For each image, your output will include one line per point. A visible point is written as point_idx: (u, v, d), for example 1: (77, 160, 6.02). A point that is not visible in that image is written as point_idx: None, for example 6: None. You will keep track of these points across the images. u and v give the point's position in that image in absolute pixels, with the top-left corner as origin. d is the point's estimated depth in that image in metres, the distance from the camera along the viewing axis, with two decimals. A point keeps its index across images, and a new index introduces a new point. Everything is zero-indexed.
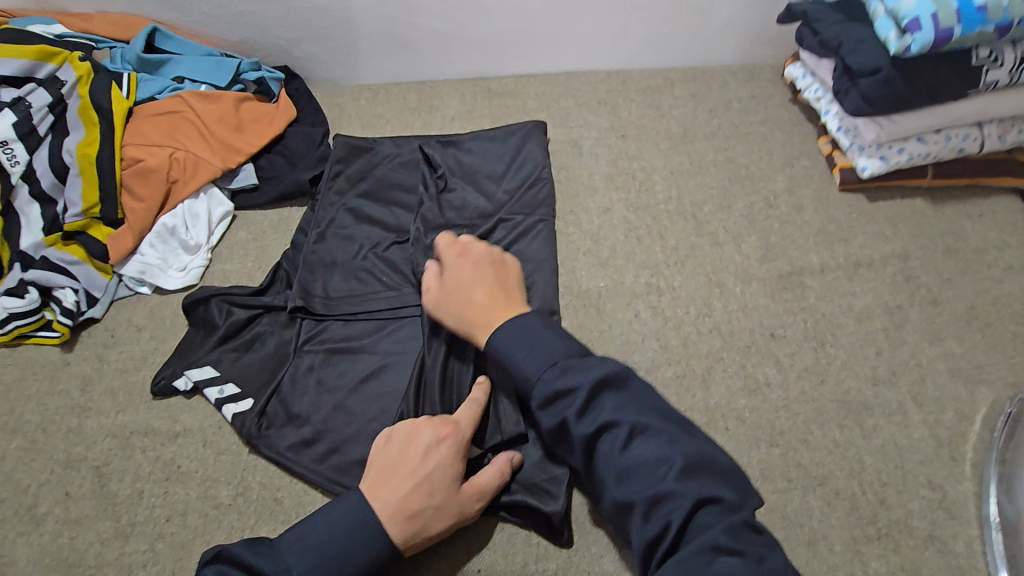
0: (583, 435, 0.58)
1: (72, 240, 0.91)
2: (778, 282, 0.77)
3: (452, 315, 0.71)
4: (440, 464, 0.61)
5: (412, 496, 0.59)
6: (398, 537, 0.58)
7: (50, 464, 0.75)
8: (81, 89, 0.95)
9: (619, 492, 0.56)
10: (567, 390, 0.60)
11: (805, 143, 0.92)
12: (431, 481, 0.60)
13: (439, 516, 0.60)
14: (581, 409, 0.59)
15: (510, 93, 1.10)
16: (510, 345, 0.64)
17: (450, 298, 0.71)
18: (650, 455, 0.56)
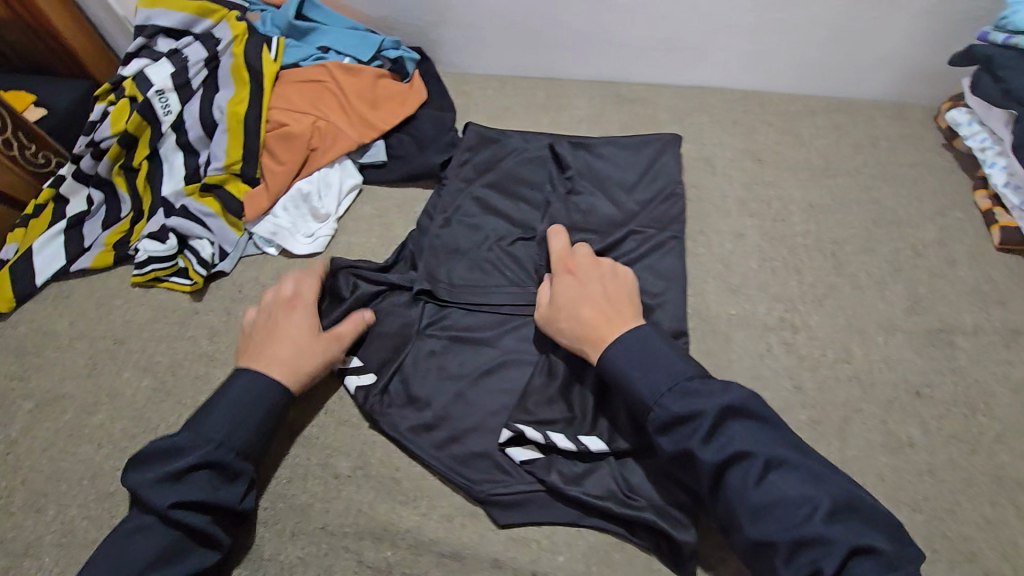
0: (712, 463, 0.55)
1: (209, 193, 0.93)
2: (926, 338, 0.73)
3: (563, 333, 0.70)
4: (298, 324, 0.72)
5: (286, 347, 0.69)
6: (282, 372, 0.67)
7: (179, 408, 0.78)
8: (234, 47, 0.99)
9: (754, 528, 0.53)
10: (692, 414, 0.57)
11: (959, 193, 0.88)
12: (296, 335, 0.71)
13: (320, 361, 0.71)
14: (707, 434, 0.56)
15: (641, 100, 1.08)
16: (624, 358, 0.62)
17: (559, 315, 0.70)
18: (793, 492, 0.53)
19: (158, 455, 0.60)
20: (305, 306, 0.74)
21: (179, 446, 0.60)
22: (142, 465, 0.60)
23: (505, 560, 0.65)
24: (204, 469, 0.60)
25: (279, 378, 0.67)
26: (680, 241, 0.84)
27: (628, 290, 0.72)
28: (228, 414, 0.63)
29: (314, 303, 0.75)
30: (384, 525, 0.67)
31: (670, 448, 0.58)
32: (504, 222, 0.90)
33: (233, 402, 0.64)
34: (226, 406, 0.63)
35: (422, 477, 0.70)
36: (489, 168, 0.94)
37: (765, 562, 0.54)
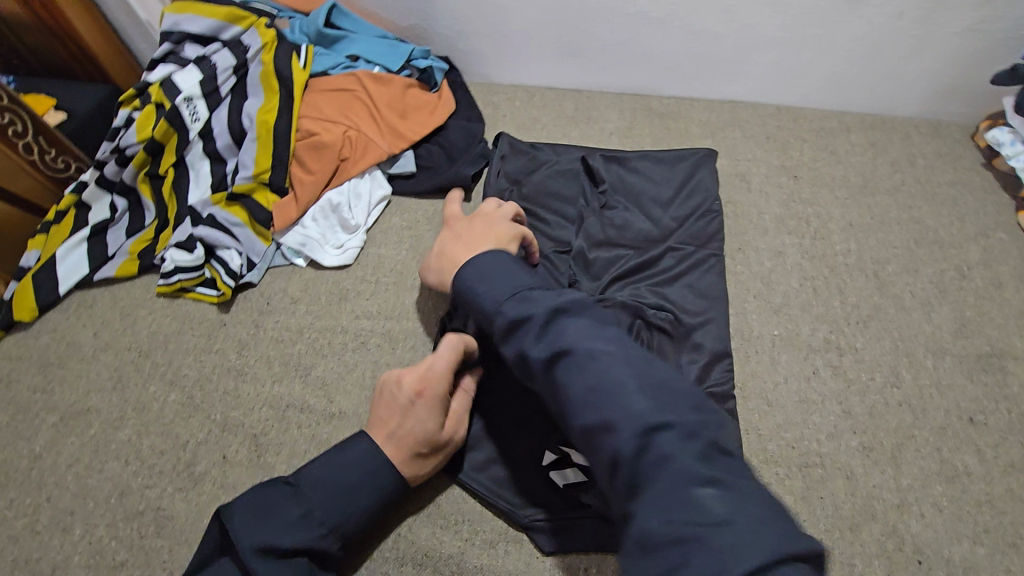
0: (539, 356, 0.51)
1: (236, 201, 0.92)
2: (976, 362, 0.72)
3: (433, 272, 0.74)
4: (423, 422, 0.63)
5: (409, 452, 0.63)
6: (408, 478, 0.64)
7: (208, 424, 0.76)
8: (263, 55, 0.98)
9: (579, 418, 0.47)
10: (522, 315, 0.53)
11: (1001, 214, 0.86)
12: (419, 438, 0.63)
13: (441, 455, 0.66)
14: (541, 328, 0.52)
15: (672, 114, 1.07)
16: (472, 276, 0.59)
17: (434, 259, 0.75)
18: (606, 379, 0.47)
19: (269, 530, 0.57)
20: (433, 395, 0.64)
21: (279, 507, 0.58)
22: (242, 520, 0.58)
23: None
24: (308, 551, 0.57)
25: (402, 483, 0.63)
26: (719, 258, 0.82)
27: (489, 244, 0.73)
28: (337, 490, 0.59)
29: (443, 388, 0.65)
30: (425, 549, 0.65)
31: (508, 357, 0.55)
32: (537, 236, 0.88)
33: (344, 479, 0.60)
34: (340, 485, 0.60)
35: (463, 499, 0.68)
36: (520, 180, 0.93)
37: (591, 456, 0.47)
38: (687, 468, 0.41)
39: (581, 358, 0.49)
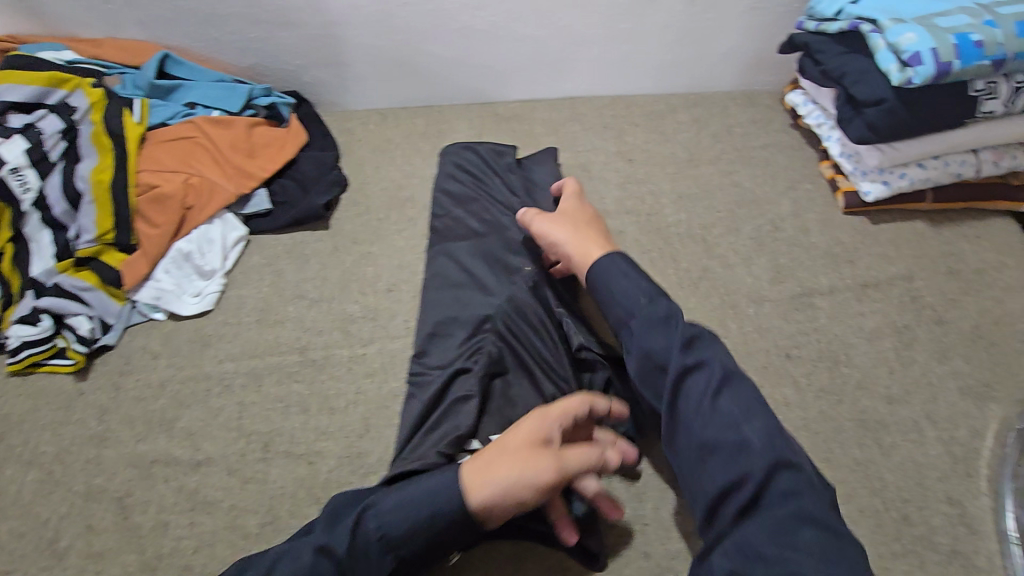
0: (684, 362, 0.60)
1: (84, 266, 0.90)
2: (789, 304, 0.79)
3: (564, 234, 0.76)
4: (522, 429, 0.60)
5: (492, 450, 0.58)
6: (472, 484, 0.56)
7: (70, 497, 0.74)
8: (93, 115, 0.95)
9: (704, 429, 0.57)
10: (665, 319, 0.64)
11: (807, 167, 0.95)
12: (509, 441, 0.58)
13: (518, 473, 0.55)
14: (685, 343, 0.61)
15: (517, 117, 1.11)
16: (608, 278, 0.70)
17: (568, 223, 0.77)
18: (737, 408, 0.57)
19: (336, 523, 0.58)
20: (546, 419, 0.61)
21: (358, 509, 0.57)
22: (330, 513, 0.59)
23: None
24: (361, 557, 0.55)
25: (465, 488, 0.56)
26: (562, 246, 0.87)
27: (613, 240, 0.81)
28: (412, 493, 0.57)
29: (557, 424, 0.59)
30: None
31: (634, 355, 0.64)
32: (409, 257, 0.93)
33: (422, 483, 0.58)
34: (418, 491, 0.57)
35: None
36: (459, 196, 0.94)
37: (701, 470, 0.57)
38: (797, 507, 0.52)
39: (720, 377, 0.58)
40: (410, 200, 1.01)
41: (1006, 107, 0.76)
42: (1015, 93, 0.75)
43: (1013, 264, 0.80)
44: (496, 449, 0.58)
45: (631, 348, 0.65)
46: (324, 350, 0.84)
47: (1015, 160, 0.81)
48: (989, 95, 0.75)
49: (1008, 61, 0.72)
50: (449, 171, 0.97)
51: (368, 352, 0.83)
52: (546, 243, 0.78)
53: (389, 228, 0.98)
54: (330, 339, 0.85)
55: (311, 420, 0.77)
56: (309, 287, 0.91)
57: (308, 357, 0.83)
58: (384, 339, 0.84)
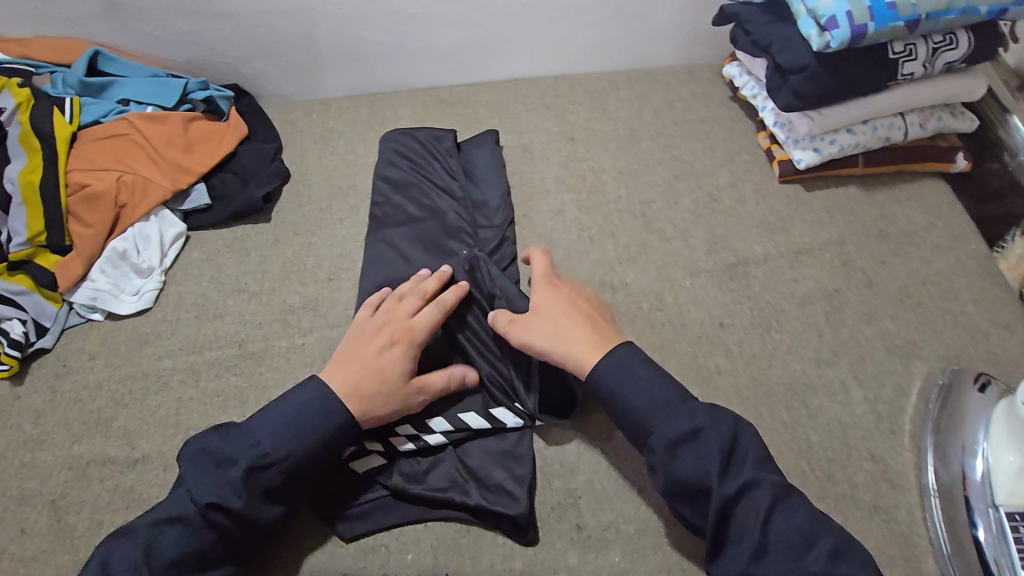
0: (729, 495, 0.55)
1: (18, 270, 0.88)
2: (724, 273, 0.79)
3: (548, 341, 0.66)
4: (391, 360, 0.66)
5: (366, 382, 0.64)
6: (355, 411, 0.63)
7: (3, 501, 0.73)
8: (20, 115, 0.92)
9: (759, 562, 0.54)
10: (695, 434, 0.58)
11: (746, 138, 0.96)
12: (382, 376, 0.65)
13: (393, 405, 0.65)
14: (722, 464, 0.56)
15: (460, 101, 1.10)
16: (617, 382, 0.61)
17: (547, 326, 0.67)
18: (790, 527, 0.55)
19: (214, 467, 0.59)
20: (410, 342, 0.68)
21: (232, 452, 0.59)
22: (191, 461, 0.59)
23: (355, 571, 0.63)
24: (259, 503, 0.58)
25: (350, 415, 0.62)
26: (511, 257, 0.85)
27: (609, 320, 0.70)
28: (282, 426, 0.60)
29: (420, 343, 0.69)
30: None
31: (661, 476, 0.58)
32: (350, 246, 0.92)
33: (300, 420, 0.61)
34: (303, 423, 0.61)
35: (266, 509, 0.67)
36: (397, 181, 0.94)
37: None
38: None
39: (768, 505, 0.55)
40: (352, 188, 1.00)
41: (926, 68, 0.77)
42: (932, 55, 0.77)
43: (941, 224, 0.81)
44: (366, 372, 0.65)
45: (660, 471, 0.58)
46: (263, 343, 0.83)
47: (939, 122, 0.83)
48: (908, 56, 0.76)
49: (922, 21, 0.73)
50: (388, 158, 0.97)
51: (307, 342, 0.82)
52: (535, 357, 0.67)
53: (331, 218, 0.96)
54: (270, 331, 0.84)
55: (249, 412, 0.77)
56: (249, 280, 0.90)
57: (246, 351, 0.82)
58: (323, 329, 0.84)
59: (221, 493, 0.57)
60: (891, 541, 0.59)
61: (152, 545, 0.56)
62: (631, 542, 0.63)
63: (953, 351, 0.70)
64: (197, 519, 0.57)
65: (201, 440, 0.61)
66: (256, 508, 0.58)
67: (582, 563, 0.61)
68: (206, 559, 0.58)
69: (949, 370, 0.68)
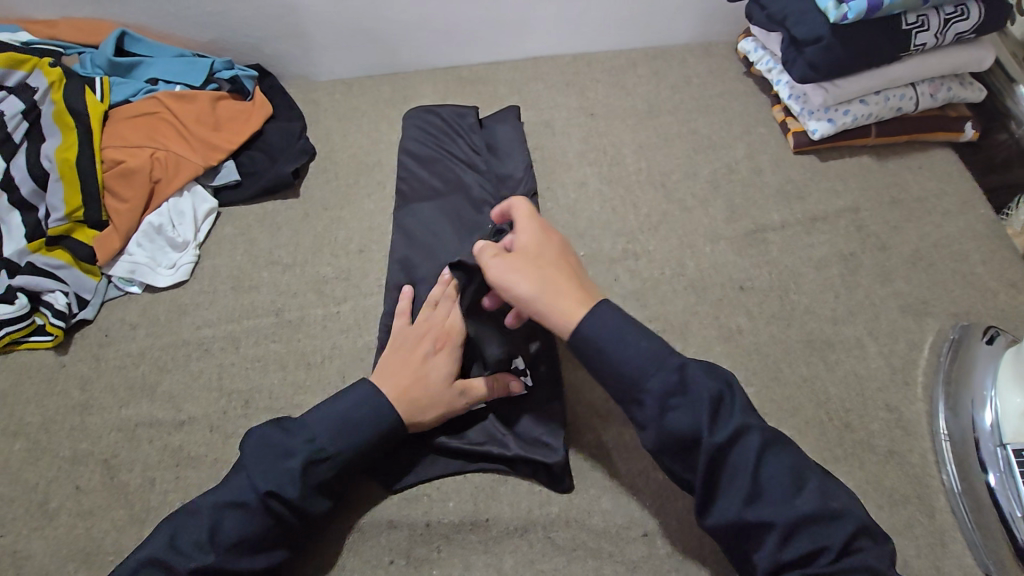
0: (718, 444, 0.56)
1: (56, 245, 0.90)
2: (744, 240, 0.83)
3: (527, 284, 0.62)
4: (437, 365, 0.67)
5: (416, 388, 0.65)
6: (406, 415, 0.65)
7: (57, 461, 0.77)
8: (54, 94, 0.94)
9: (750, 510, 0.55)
10: (690, 391, 0.57)
11: (761, 112, 0.98)
12: (430, 381, 0.66)
13: (443, 409, 0.67)
14: (713, 412, 0.57)
15: (480, 79, 1.12)
16: (608, 334, 0.59)
17: (528, 268, 0.63)
18: (778, 470, 0.56)
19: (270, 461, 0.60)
20: (453, 345, 0.69)
21: (290, 444, 0.61)
22: (253, 452, 0.61)
23: (400, 518, 0.66)
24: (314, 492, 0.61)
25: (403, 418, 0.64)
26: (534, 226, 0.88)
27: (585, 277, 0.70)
28: (336, 419, 0.63)
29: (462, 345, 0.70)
30: None
31: (652, 432, 0.58)
32: (379, 219, 0.95)
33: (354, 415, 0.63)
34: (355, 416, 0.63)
35: None
36: (424, 156, 0.96)
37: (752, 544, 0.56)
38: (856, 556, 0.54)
39: (758, 450, 0.56)
40: (377, 164, 1.03)
41: (937, 39, 0.80)
42: (944, 26, 0.80)
43: (951, 190, 0.84)
44: (414, 376, 0.66)
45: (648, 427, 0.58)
46: (299, 311, 0.86)
47: (949, 91, 0.86)
48: (921, 27, 0.79)
49: None
50: (413, 134, 0.99)
51: (342, 310, 0.86)
52: (512, 298, 0.63)
53: (359, 192, 0.99)
54: (305, 300, 0.87)
55: (289, 376, 0.80)
56: (282, 253, 0.93)
57: (284, 319, 0.86)
58: (357, 297, 0.87)
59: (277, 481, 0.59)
60: (906, 482, 0.63)
61: (216, 529, 0.58)
62: (660, 488, 0.66)
63: (964, 309, 0.74)
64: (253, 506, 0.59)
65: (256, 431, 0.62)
66: (309, 500, 0.60)
67: (615, 506, 0.65)
68: (263, 543, 0.59)
69: (959, 326, 0.72)
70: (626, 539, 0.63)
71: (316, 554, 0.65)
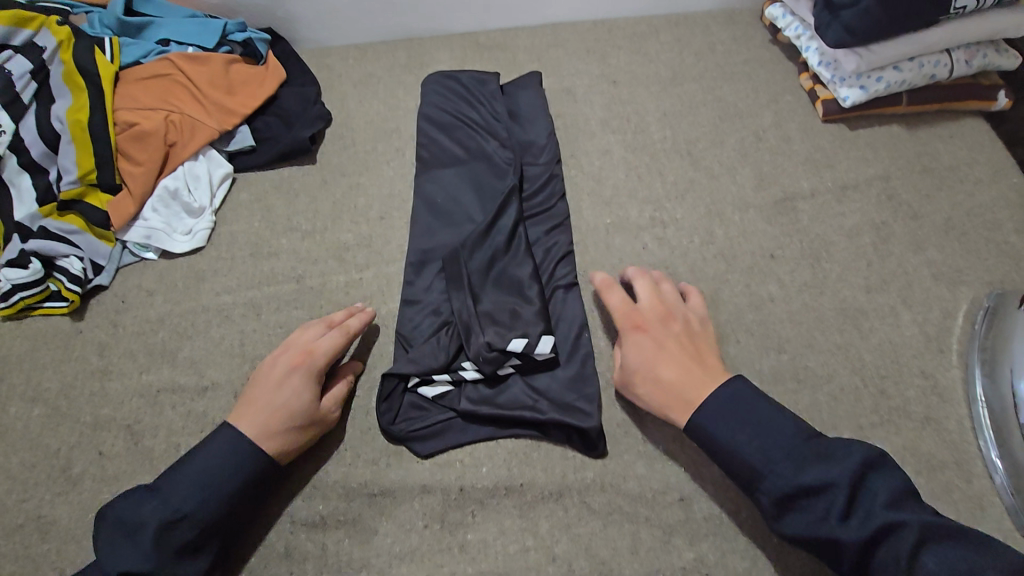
0: (859, 542, 0.50)
1: (69, 210, 0.87)
2: (773, 208, 0.82)
3: (645, 397, 0.64)
4: (293, 390, 0.65)
5: (271, 419, 0.63)
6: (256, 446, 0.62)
7: (79, 427, 0.75)
8: (63, 54, 0.91)
9: None
10: (820, 486, 0.52)
11: (788, 80, 0.96)
12: (282, 406, 0.64)
13: (301, 437, 0.64)
14: (849, 506, 0.51)
15: (499, 46, 1.10)
16: (724, 424, 0.58)
17: (639, 379, 0.64)
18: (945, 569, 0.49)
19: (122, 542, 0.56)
20: (311, 367, 0.67)
21: (140, 517, 0.57)
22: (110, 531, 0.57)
23: (433, 483, 0.66)
24: (183, 557, 0.57)
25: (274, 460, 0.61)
26: (561, 193, 0.86)
27: (704, 338, 0.67)
28: (192, 482, 0.58)
29: (321, 365, 0.68)
30: (308, 484, 0.67)
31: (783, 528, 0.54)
32: (398, 186, 0.93)
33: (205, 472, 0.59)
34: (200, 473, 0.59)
35: (341, 430, 0.70)
36: (445, 123, 0.94)
37: None
38: None
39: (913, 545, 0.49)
40: (395, 131, 1.00)
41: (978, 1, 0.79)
42: None
43: (983, 159, 0.83)
44: (264, 405, 0.64)
45: (773, 522, 0.55)
46: (321, 278, 0.85)
47: (984, 58, 0.84)
48: None
49: None
50: (433, 100, 0.97)
51: (364, 277, 0.84)
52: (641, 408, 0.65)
53: (377, 159, 0.97)
54: (326, 267, 0.86)
55: None
56: (300, 220, 0.91)
57: (305, 286, 0.84)
58: (380, 264, 0.85)
59: (133, 564, 0.55)
60: (943, 448, 0.63)
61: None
62: (696, 455, 0.66)
63: (998, 278, 0.73)
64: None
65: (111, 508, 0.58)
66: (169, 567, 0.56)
67: (650, 472, 0.65)
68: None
69: (995, 294, 0.71)
70: (662, 503, 0.63)
71: (351, 519, 0.65)
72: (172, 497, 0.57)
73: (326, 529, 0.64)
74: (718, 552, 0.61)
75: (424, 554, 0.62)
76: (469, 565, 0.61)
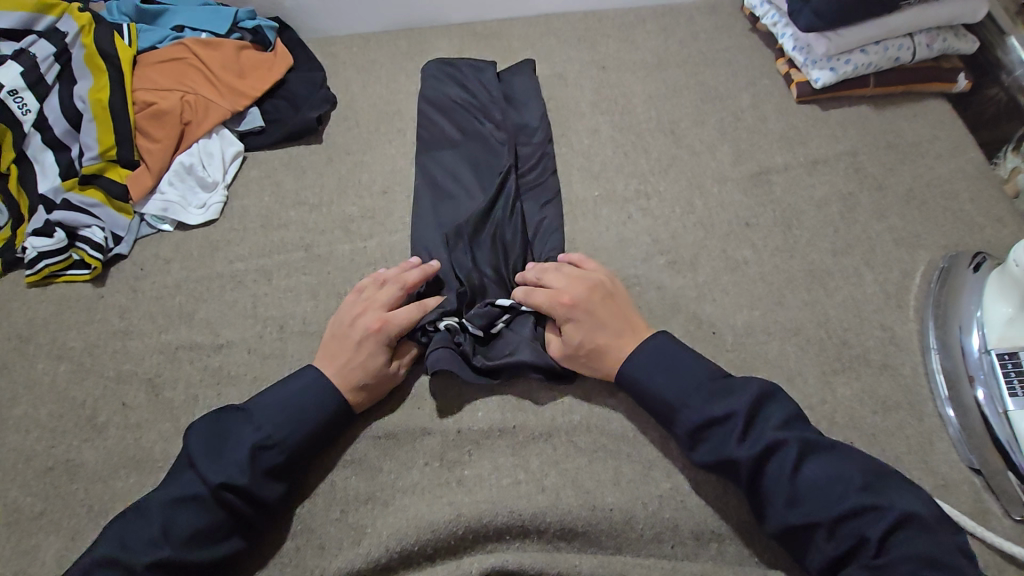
0: (752, 457, 0.59)
1: (89, 184, 0.92)
2: (749, 181, 0.88)
3: (589, 368, 0.71)
4: (367, 356, 0.70)
5: (345, 378, 0.69)
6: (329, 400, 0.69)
7: (103, 381, 0.81)
8: (84, 38, 0.97)
9: (793, 515, 0.58)
10: (723, 415, 0.62)
11: (766, 65, 1.02)
12: (356, 369, 0.70)
13: (370, 396, 0.71)
14: (745, 428, 0.61)
15: (495, 35, 1.16)
16: (648, 373, 0.67)
17: (579, 355, 0.70)
18: (823, 476, 0.58)
19: (218, 461, 0.62)
20: (385, 336, 0.71)
21: (236, 435, 0.64)
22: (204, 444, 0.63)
23: (432, 426, 0.71)
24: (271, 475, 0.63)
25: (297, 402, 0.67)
26: (551, 168, 0.92)
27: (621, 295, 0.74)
28: (283, 411, 0.66)
29: (395, 335, 0.72)
30: None
31: (696, 453, 0.63)
32: (400, 163, 0.99)
33: (300, 402, 0.67)
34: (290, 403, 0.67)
35: None
36: (443, 104, 1.00)
37: (807, 544, 0.57)
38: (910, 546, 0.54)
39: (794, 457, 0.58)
40: (397, 113, 1.06)
41: None
42: None
43: (943, 136, 0.90)
44: (340, 367, 0.70)
45: (688, 451, 0.64)
46: (327, 246, 0.91)
47: (944, 42, 0.92)
48: None
49: None
50: (432, 84, 1.04)
51: (368, 246, 0.90)
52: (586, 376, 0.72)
53: (380, 139, 1.03)
54: (333, 237, 0.92)
55: (321, 304, 0.85)
56: (308, 194, 0.97)
57: (312, 254, 0.90)
58: (383, 234, 0.91)
59: (229, 472, 0.61)
60: (897, 391, 0.69)
61: (169, 524, 0.58)
62: None
63: (953, 242, 0.80)
64: (210, 499, 0.60)
65: (201, 428, 0.65)
66: (258, 483, 0.62)
67: (631, 415, 0.71)
68: (218, 533, 0.60)
69: (949, 255, 0.78)
70: (643, 442, 0.70)
71: (356, 458, 0.70)
72: (265, 420, 0.65)
73: (333, 468, 0.70)
74: (692, 484, 0.67)
75: (424, 487, 0.68)
76: (465, 495, 0.66)
